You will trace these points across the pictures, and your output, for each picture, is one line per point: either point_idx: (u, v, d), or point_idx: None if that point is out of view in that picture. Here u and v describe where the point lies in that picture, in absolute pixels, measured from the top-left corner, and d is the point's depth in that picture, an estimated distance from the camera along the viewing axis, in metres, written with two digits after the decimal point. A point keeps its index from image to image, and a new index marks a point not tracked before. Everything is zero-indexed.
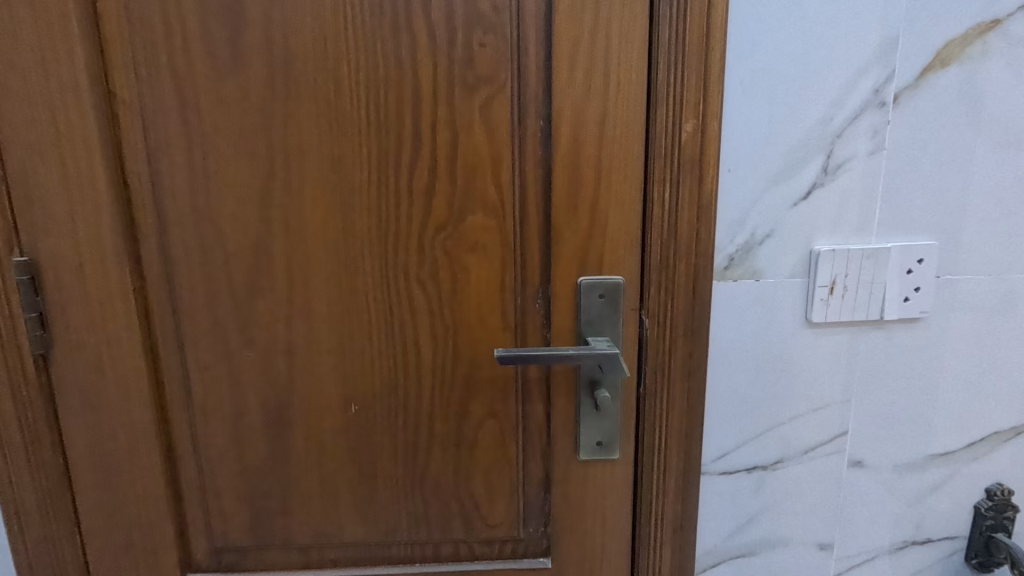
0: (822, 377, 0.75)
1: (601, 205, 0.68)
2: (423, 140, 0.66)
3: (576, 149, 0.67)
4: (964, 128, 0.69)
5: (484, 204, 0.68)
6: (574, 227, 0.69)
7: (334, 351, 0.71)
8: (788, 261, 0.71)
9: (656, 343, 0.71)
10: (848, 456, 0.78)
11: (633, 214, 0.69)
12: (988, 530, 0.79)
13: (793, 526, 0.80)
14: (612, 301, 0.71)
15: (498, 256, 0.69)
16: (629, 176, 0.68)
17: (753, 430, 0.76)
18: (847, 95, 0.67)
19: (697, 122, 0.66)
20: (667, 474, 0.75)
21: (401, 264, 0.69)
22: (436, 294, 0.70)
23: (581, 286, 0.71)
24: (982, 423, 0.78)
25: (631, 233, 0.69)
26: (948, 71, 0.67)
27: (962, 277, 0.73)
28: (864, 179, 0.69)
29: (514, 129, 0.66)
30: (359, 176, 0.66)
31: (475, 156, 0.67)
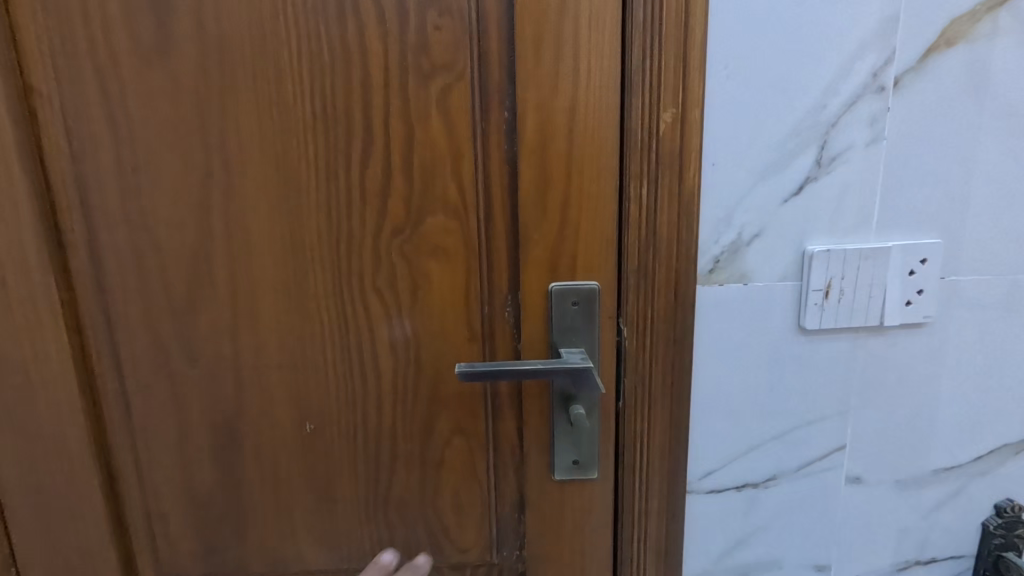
0: (818, 388, 0.69)
1: (574, 203, 0.62)
2: (376, 136, 0.60)
3: (545, 143, 0.61)
4: (971, 115, 0.62)
5: (446, 204, 0.62)
6: (544, 229, 0.63)
7: (286, 366, 0.66)
8: (779, 263, 0.65)
9: (635, 353, 0.66)
10: (845, 471, 0.72)
11: (608, 214, 0.63)
12: (997, 550, 0.74)
13: (786, 546, 0.74)
14: (587, 309, 0.65)
15: (462, 262, 0.64)
16: (603, 172, 0.62)
17: (742, 445, 0.71)
18: (842, 79, 0.61)
19: (677, 112, 0.59)
20: (650, 494, 0.69)
21: (357, 271, 0.63)
22: (396, 303, 0.64)
23: (553, 293, 0.65)
24: (991, 435, 0.72)
25: (607, 235, 0.63)
26: (953, 52, 0.61)
27: (969, 278, 0.67)
28: (861, 173, 0.63)
29: (477, 121, 0.60)
30: (307, 175, 0.60)
31: (434, 152, 0.61)
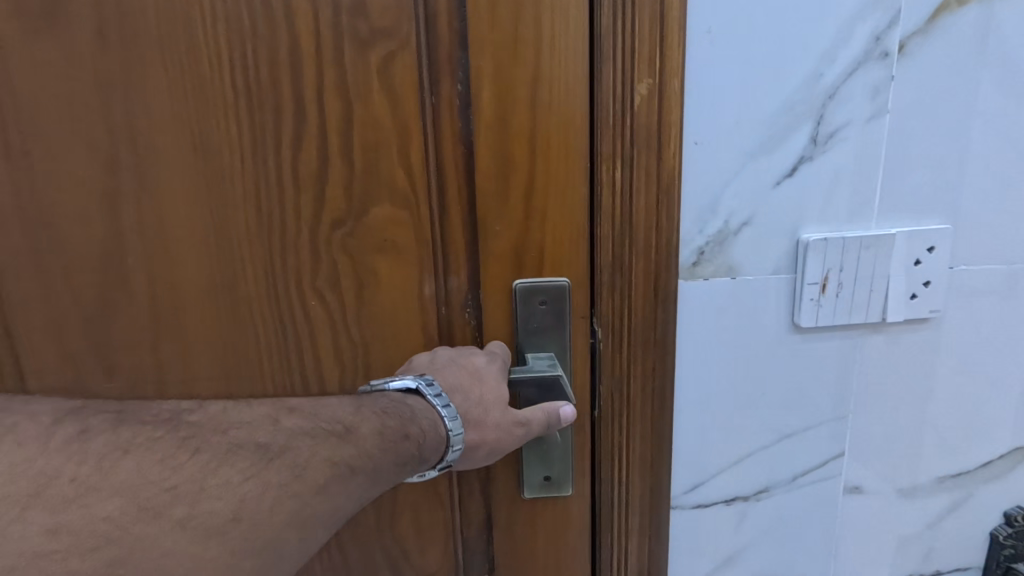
0: (814, 391, 0.63)
1: (539, 190, 0.55)
2: (309, 114, 0.52)
3: (504, 120, 0.53)
4: (983, 84, 0.56)
5: (393, 191, 0.54)
6: (508, 219, 0.55)
7: (217, 378, 0.58)
8: (770, 254, 0.58)
9: (612, 357, 0.59)
10: (844, 481, 0.66)
11: (578, 202, 0.55)
12: (1006, 561, 0.69)
13: (780, 563, 0.68)
14: (557, 309, 0.58)
15: (415, 257, 0.56)
16: (573, 154, 0.54)
17: (731, 455, 0.64)
18: (840, 46, 0.54)
19: (654, 83, 0.52)
20: (630, 511, 0.63)
21: (293, 270, 0.55)
22: (340, 305, 0.56)
23: (518, 291, 0.57)
24: (1001, 439, 0.66)
25: (579, 226, 0.56)
26: (964, 13, 0.54)
27: (979, 268, 0.60)
28: (861, 150, 0.56)
29: (426, 96, 0.53)
30: (230, 159, 0.52)
31: (378, 131, 0.53)
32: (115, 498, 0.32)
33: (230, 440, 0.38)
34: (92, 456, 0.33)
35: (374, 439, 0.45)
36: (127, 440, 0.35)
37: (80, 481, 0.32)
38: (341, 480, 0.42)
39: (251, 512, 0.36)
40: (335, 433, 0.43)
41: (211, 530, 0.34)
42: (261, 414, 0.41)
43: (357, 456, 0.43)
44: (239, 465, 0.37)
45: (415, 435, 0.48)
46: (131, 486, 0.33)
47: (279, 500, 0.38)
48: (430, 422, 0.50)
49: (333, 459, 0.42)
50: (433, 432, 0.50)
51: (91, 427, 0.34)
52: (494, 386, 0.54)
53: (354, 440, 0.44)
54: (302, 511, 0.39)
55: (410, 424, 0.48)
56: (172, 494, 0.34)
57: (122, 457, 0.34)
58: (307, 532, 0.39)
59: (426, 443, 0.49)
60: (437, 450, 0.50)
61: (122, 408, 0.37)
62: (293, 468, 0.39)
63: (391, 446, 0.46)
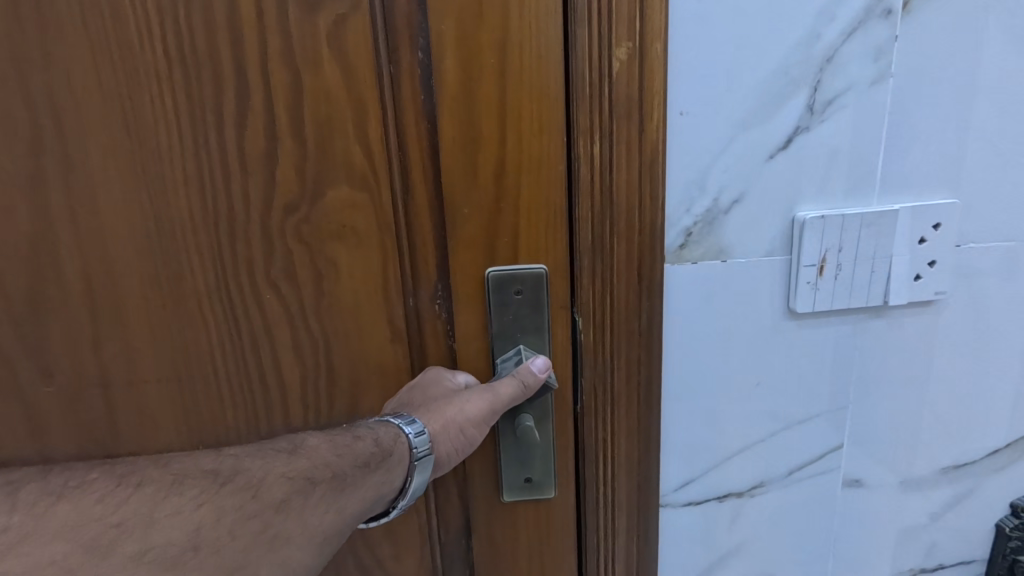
0: (811, 380, 0.59)
1: (510, 168, 0.50)
2: (254, 86, 0.47)
3: (470, 91, 0.48)
4: (994, 46, 0.51)
5: (350, 172, 0.49)
6: (477, 200, 0.51)
7: (167, 380, 0.53)
8: (763, 234, 0.54)
9: (593, 348, 0.54)
10: (843, 473, 0.62)
11: (555, 180, 0.50)
12: (1012, 553, 0.65)
13: (777, 560, 0.65)
14: (533, 298, 0.53)
15: (377, 245, 0.51)
16: (548, 127, 0.49)
17: (723, 449, 0.60)
18: (839, 4, 0.49)
19: (635, 47, 0.47)
20: (617, 511, 0.59)
21: (245, 260, 0.50)
22: (298, 298, 0.52)
23: (491, 280, 0.53)
24: (1008, 427, 0.62)
25: (556, 207, 0.51)
26: None
27: (988, 246, 0.56)
28: (861, 120, 0.52)
29: (384, 66, 0.48)
30: (168, 139, 0.47)
31: (332, 106, 0.48)
32: (54, 541, 0.31)
33: (173, 472, 0.38)
34: (22, 504, 0.32)
35: (323, 448, 0.46)
36: (60, 486, 0.34)
37: (15, 529, 0.31)
38: (302, 491, 0.42)
39: (209, 536, 0.36)
40: (283, 452, 0.44)
41: (169, 560, 0.33)
42: (199, 451, 0.42)
43: (312, 468, 0.44)
44: (190, 492, 0.37)
45: (365, 437, 0.48)
46: (72, 524, 0.32)
47: (236, 522, 0.37)
48: (376, 424, 0.50)
49: (286, 474, 0.42)
50: (385, 429, 0.49)
51: (19, 484, 0.34)
52: (444, 379, 0.53)
53: (304, 454, 0.45)
54: (265, 530, 0.39)
55: (357, 430, 0.49)
56: (120, 528, 0.33)
57: (57, 503, 0.33)
58: (279, 552, 0.39)
59: (382, 439, 0.48)
60: (398, 443, 0.49)
61: (51, 470, 0.37)
62: (246, 488, 0.39)
63: (346, 450, 0.46)
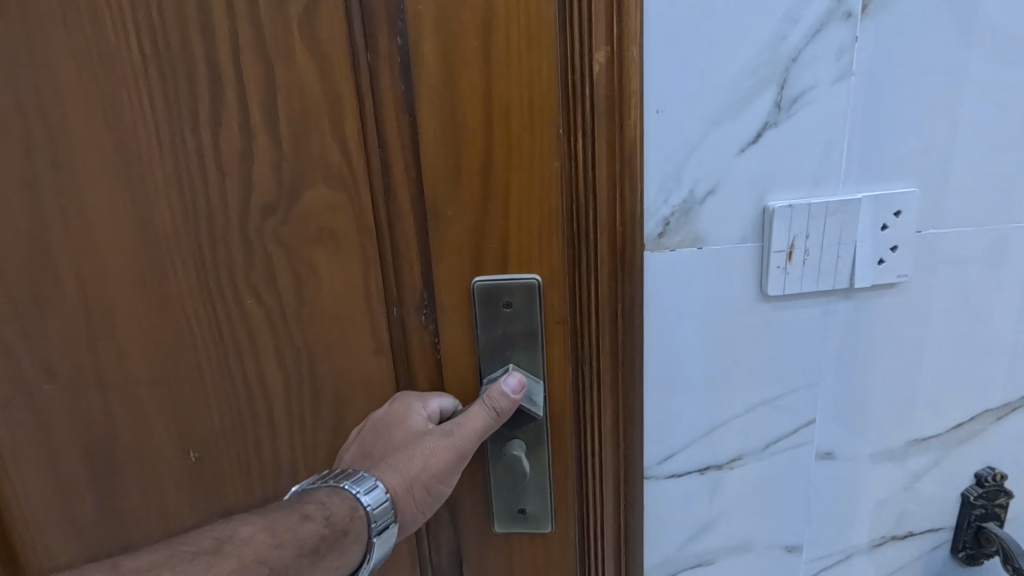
0: (784, 361, 0.62)
1: (497, 169, 0.49)
2: (231, 90, 0.47)
3: (452, 90, 0.47)
4: (950, 41, 0.53)
5: (331, 176, 0.49)
6: (461, 201, 0.50)
7: (158, 381, 0.54)
8: (736, 223, 0.56)
9: (580, 333, 0.55)
10: (815, 447, 0.66)
11: (550, 183, 0.49)
12: (977, 520, 0.68)
13: (756, 528, 0.68)
14: (524, 310, 0.53)
15: (357, 246, 0.51)
16: (538, 127, 0.48)
17: (702, 425, 0.63)
18: (802, 5, 0.51)
19: (612, 51, 0.49)
20: (604, 489, 0.61)
21: (229, 263, 0.51)
22: (284, 300, 0.52)
23: (478, 290, 0.53)
24: (970, 402, 0.65)
25: (552, 212, 0.50)
26: None
27: (947, 232, 0.59)
28: (827, 116, 0.54)
29: (360, 60, 0.47)
30: (150, 144, 0.48)
31: (307, 105, 0.48)
32: None
33: None
34: None
35: (257, 540, 0.43)
36: None
37: None
38: None
39: None
40: (204, 554, 0.42)
41: None
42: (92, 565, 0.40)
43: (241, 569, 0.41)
44: None
45: (314, 516, 0.46)
46: None
47: None
48: (331, 493, 0.48)
49: None
50: (340, 502, 0.48)
51: None
52: (409, 420, 0.52)
53: (231, 553, 0.42)
54: None
55: (306, 507, 0.47)
56: None
57: None
58: None
59: (334, 516, 0.47)
60: (354, 518, 0.48)
61: None
62: None
63: (287, 538, 0.44)
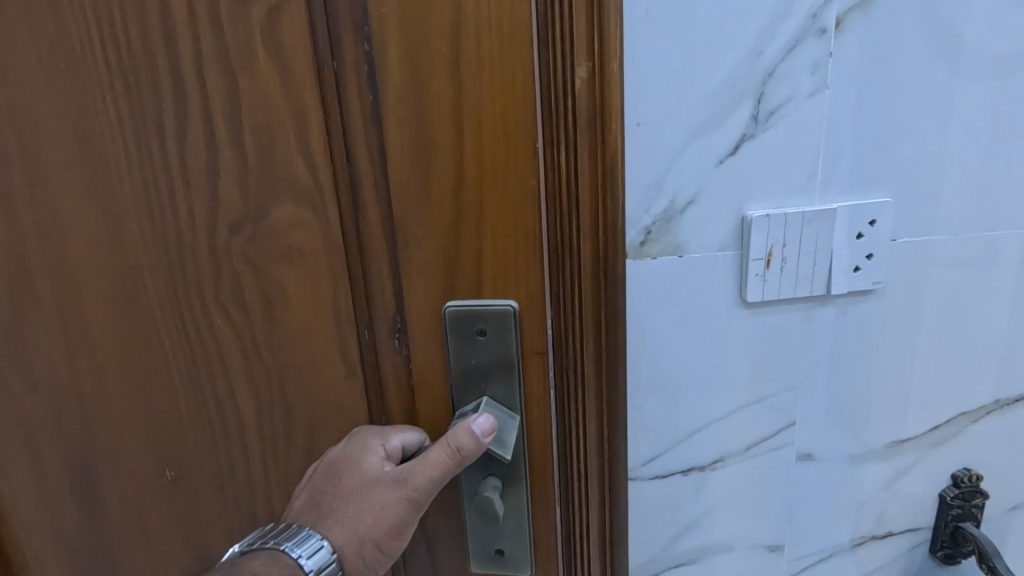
0: (765, 365, 0.62)
1: (470, 184, 0.43)
2: (197, 101, 0.44)
3: (419, 96, 0.42)
4: (922, 54, 0.54)
5: (299, 193, 0.45)
6: (432, 217, 0.44)
7: (132, 401, 0.52)
8: (716, 232, 0.57)
9: (564, 346, 0.54)
10: (795, 448, 0.66)
11: (527, 200, 0.43)
12: (954, 521, 0.69)
13: (739, 528, 0.69)
14: (497, 337, 0.46)
15: (326, 266, 0.47)
16: (512, 135, 0.42)
17: (684, 429, 0.64)
18: (778, 21, 0.52)
19: (593, 66, 0.48)
20: (589, 500, 0.60)
21: (199, 281, 0.48)
22: (253, 321, 0.49)
23: (450, 315, 0.47)
24: (948, 405, 0.65)
25: (529, 232, 0.44)
26: None
27: (922, 239, 0.59)
28: (803, 129, 0.54)
29: (326, 66, 0.42)
30: (117, 156, 0.46)
31: (272, 117, 0.44)
32: None
33: None
34: None
35: None
36: None
37: None
38: None
39: None
40: None
41: None
42: None
43: None
44: None
45: None
46: None
47: None
48: (267, 558, 0.44)
49: None
50: (278, 569, 0.44)
51: None
52: (361, 465, 0.47)
53: None
54: None
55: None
56: None
57: None
58: None
59: None
60: None
61: None
62: None
63: None
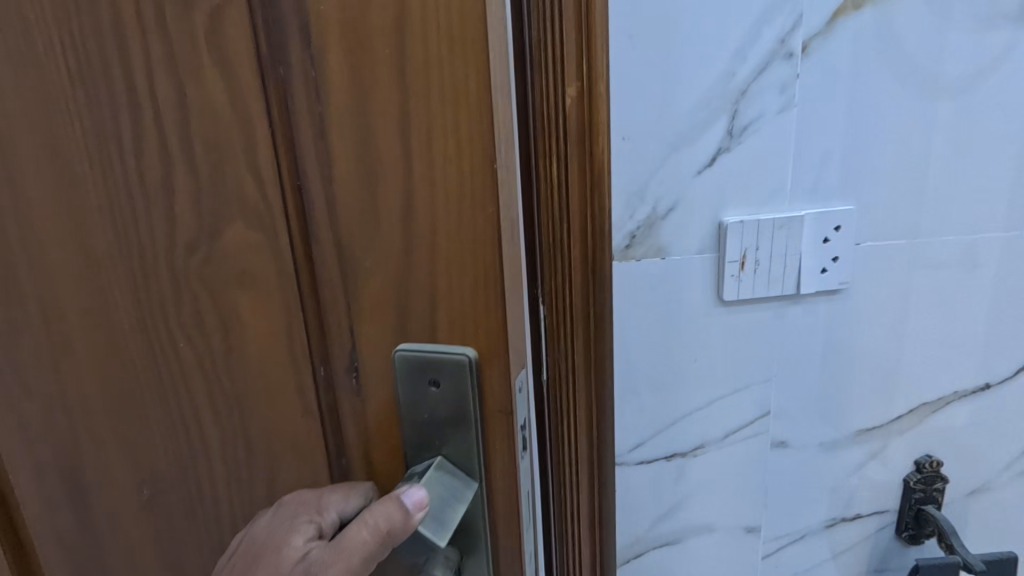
0: (743, 358, 0.64)
1: (423, 206, 0.33)
2: (115, 84, 0.35)
3: (364, 100, 0.32)
4: (882, 75, 0.56)
5: (246, 207, 0.36)
6: (380, 247, 0.34)
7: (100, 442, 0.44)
8: (695, 236, 0.59)
9: (555, 335, 0.57)
10: (770, 436, 0.68)
11: (485, 234, 0.33)
12: (917, 504, 0.71)
13: (718, 510, 0.70)
14: (455, 392, 0.37)
15: (275, 301, 0.37)
16: (466, 153, 0.32)
17: (665, 417, 0.66)
18: (749, 45, 0.54)
19: (583, 86, 0.50)
20: (580, 487, 0.62)
21: (147, 307, 0.39)
22: (193, 352, 0.40)
23: (398, 362, 0.37)
24: (909, 396, 0.68)
25: (488, 275, 0.34)
26: (860, 15, 0.55)
27: (887, 244, 0.61)
28: (774, 143, 0.57)
29: (265, 57, 0.33)
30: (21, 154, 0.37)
31: (214, 121, 0.34)
32: None
33: None
34: None
35: None
36: None
37: None
38: None
39: None
40: None
41: None
42: None
43: None
44: None
45: None
46: None
47: None
48: None
49: None
50: None
51: None
52: (276, 543, 0.39)
53: None
54: None
55: None
56: None
57: None
58: None
59: None
60: None
61: None
62: None
63: None
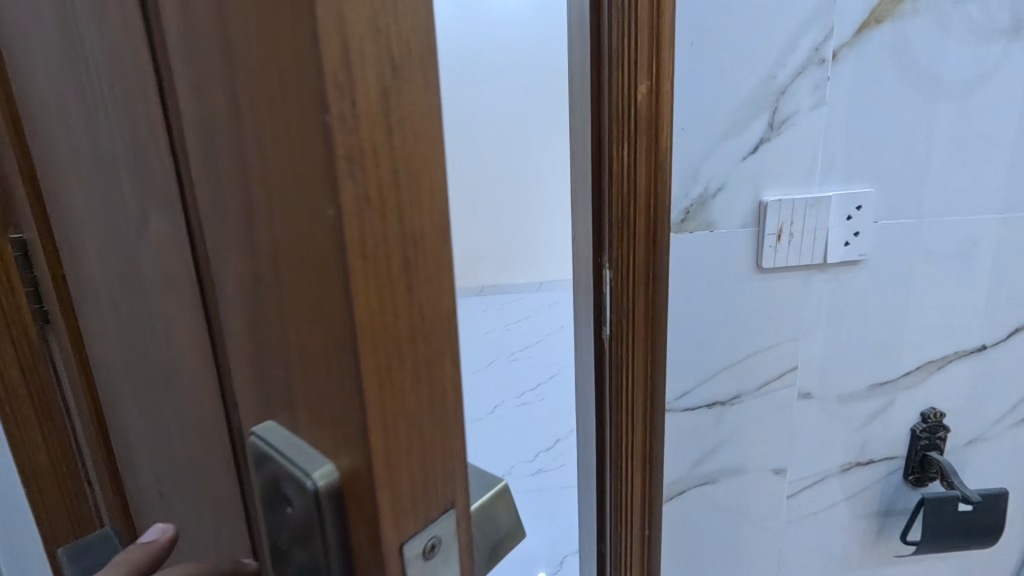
0: (791, 313, 0.66)
1: (256, 205, 0.19)
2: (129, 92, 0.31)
3: (188, 37, 0.19)
4: (899, 83, 0.58)
5: (162, 194, 0.26)
6: (232, 273, 0.22)
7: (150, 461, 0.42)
8: (739, 210, 0.61)
9: (619, 298, 0.64)
10: (797, 389, 0.71)
11: (325, 286, 0.17)
12: (923, 450, 0.76)
13: (746, 456, 0.74)
14: (302, 539, 0.21)
15: (184, 319, 0.28)
16: (289, 133, 0.16)
17: (709, 368, 0.68)
18: (788, 53, 0.57)
19: (652, 84, 0.56)
20: (634, 432, 0.70)
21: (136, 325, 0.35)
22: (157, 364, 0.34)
23: (249, 461, 0.23)
24: (915, 352, 0.70)
25: (335, 349, 0.18)
26: (880, 31, 0.57)
27: (904, 221, 0.63)
28: (811, 139, 0.59)
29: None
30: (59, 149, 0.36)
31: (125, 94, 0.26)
32: None
33: None
34: None
35: None
36: None
37: None
38: None
39: None
40: None
41: None
42: None
43: None
44: None
45: None
46: None
47: None
48: None
49: None
50: None
51: None
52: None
53: None
54: None
55: None
56: None
57: None
58: None
59: None
60: None
61: None
62: None
63: None
